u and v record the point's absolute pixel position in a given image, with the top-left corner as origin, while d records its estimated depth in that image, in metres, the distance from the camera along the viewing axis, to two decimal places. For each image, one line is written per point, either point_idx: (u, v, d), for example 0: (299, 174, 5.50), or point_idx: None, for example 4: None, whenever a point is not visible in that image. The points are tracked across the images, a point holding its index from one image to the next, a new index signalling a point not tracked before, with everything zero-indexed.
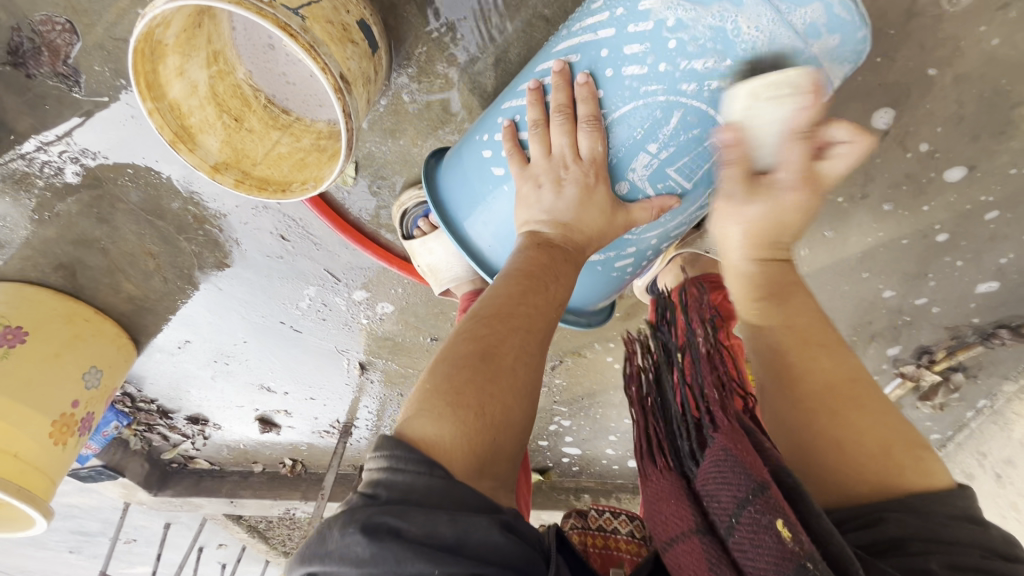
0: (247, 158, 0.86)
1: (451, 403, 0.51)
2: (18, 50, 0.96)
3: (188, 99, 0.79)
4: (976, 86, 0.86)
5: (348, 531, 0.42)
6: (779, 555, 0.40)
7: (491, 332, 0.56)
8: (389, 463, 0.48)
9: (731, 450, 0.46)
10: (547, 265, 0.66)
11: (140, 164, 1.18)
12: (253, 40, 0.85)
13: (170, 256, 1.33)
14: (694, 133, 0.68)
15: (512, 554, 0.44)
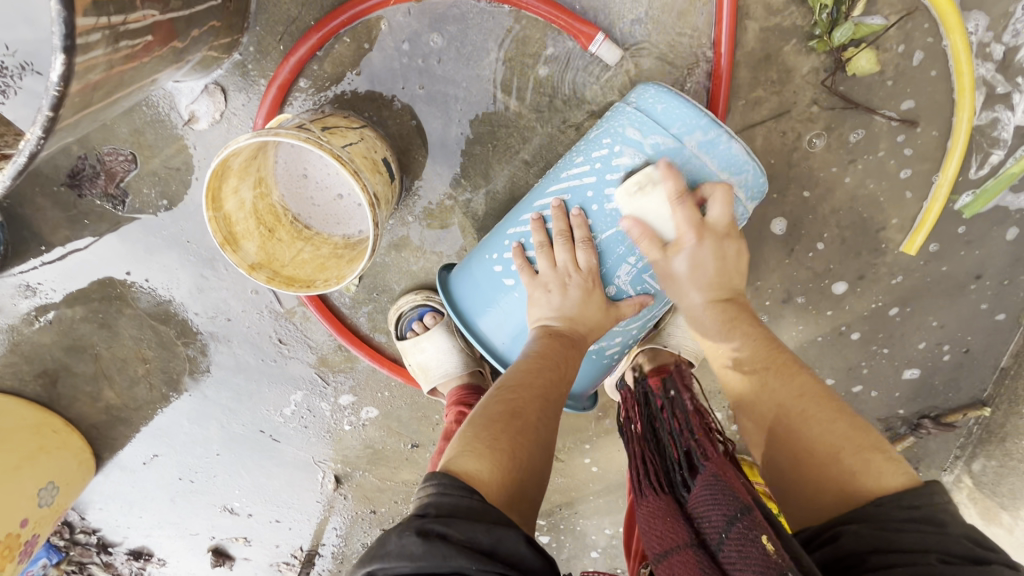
0: (277, 261, 1.00)
1: (490, 450, 0.66)
2: (78, 174, 1.13)
3: (237, 212, 0.95)
4: (848, 211, 1.14)
5: (405, 534, 0.52)
6: (764, 562, 0.51)
7: (517, 399, 0.75)
8: (437, 487, 0.59)
9: (721, 475, 0.66)
10: (559, 350, 0.83)
11: (156, 275, 1.27)
12: (291, 172, 1.08)
13: (162, 361, 1.37)
14: None
15: (535, 565, 0.55)
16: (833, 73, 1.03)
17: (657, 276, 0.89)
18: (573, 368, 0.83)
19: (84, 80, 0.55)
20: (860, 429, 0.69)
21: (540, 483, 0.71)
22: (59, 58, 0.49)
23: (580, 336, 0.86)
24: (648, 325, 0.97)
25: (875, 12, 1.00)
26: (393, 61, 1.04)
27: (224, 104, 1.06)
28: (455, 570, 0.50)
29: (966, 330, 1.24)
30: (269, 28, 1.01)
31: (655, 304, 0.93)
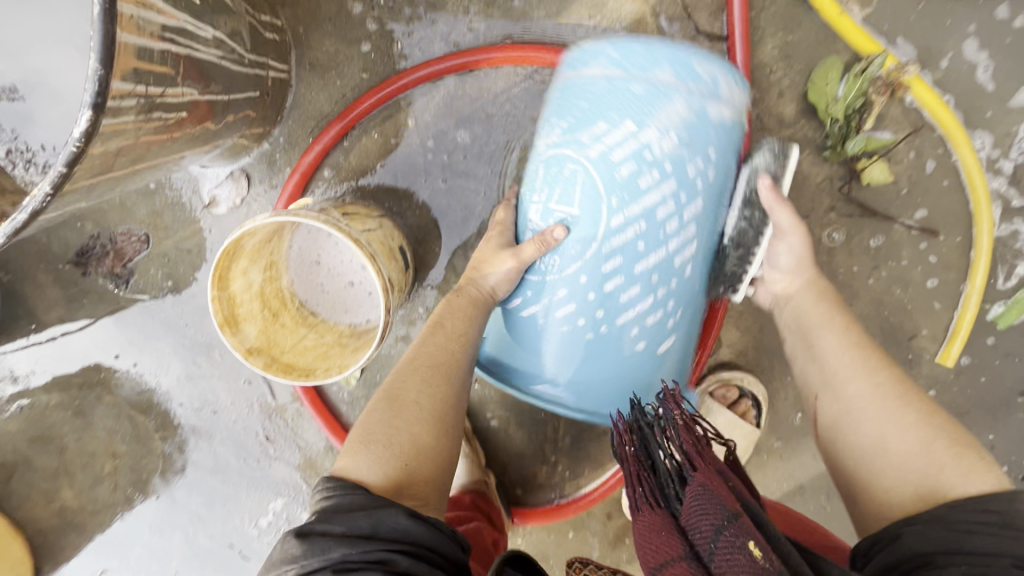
0: (278, 347, 0.94)
1: (368, 443, 0.67)
2: (87, 253, 1.10)
3: (243, 292, 0.91)
4: (876, 317, 1.09)
5: (287, 537, 0.58)
6: (753, 572, 0.42)
7: (399, 379, 0.74)
8: (325, 495, 0.63)
9: (709, 485, 0.50)
10: (452, 313, 0.80)
11: (146, 361, 1.19)
12: (303, 258, 1.06)
13: (133, 458, 1.25)
14: (555, 167, 0.76)
15: (419, 535, 0.59)
16: (849, 182, 1.04)
17: (567, 204, 0.76)
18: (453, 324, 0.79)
19: (107, 144, 0.53)
20: (951, 426, 0.66)
21: (439, 454, 0.69)
22: (87, 114, 0.48)
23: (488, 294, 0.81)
24: (602, 269, 0.76)
25: (884, 127, 1.01)
26: (416, 156, 1.05)
27: (246, 190, 1.06)
28: (336, 559, 0.55)
29: (1018, 453, 1.12)
30: (301, 122, 1.02)
31: (583, 235, 0.76)
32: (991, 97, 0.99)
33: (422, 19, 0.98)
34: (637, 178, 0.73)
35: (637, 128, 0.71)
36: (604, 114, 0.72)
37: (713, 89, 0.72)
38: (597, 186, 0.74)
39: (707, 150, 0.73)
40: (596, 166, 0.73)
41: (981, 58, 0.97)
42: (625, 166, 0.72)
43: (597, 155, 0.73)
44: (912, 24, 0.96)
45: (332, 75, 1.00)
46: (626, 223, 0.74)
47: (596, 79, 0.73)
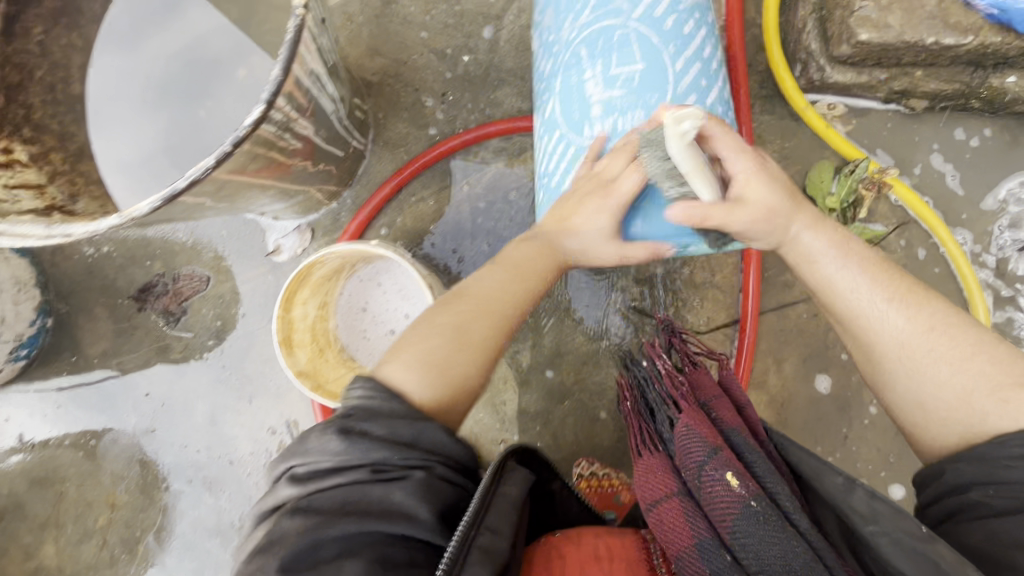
0: (322, 376, 0.98)
1: (422, 361, 0.68)
2: (147, 290, 1.18)
3: (300, 322, 0.97)
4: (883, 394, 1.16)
5: (326, 432, 0.59)
6: (733, 497, 0.59)
7: (461, 308, 0.75)
8: (364, 393, 0.64)
9: (694, 426, 0.66)
10: (520, 255, 0.81)
11: (172, 403, 1.19)
12: (351, 304, 1.10)
13: (132, 510, 1.18)
14: (614, 31, 0.81)
15: (455, 452, 0.63)
16: None
17: (625, 65, 0.80)
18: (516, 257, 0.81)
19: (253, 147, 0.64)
20: (989, 364, 0.65)
21: (478, 385, 0.72)
22: (259, 109, 0.58)
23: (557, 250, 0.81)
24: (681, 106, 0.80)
25: (874, 221, 1.16)
26: (465, 221, 1.18)
27: (309, 242, 1.18)
28: (376, 459, 0.58)
29: None
30: (366, 188, 1.17)
31: (654, 83, 0.80)
32: (963, 201, 1.15)
33: (484, 112, 1.17)
34: (676, 25, 0.81)
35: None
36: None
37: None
38: (653, 40, 0.80)
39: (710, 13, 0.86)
40: (642, 22, 0.81)
41: (948, 169, 1.15)
42: (662, 10, 0.81)
43: (640, 15, 0.81)
44: (886, 137, 1.15)
45: (400, 150, 1.17)
46: (685, 66, 0.81)
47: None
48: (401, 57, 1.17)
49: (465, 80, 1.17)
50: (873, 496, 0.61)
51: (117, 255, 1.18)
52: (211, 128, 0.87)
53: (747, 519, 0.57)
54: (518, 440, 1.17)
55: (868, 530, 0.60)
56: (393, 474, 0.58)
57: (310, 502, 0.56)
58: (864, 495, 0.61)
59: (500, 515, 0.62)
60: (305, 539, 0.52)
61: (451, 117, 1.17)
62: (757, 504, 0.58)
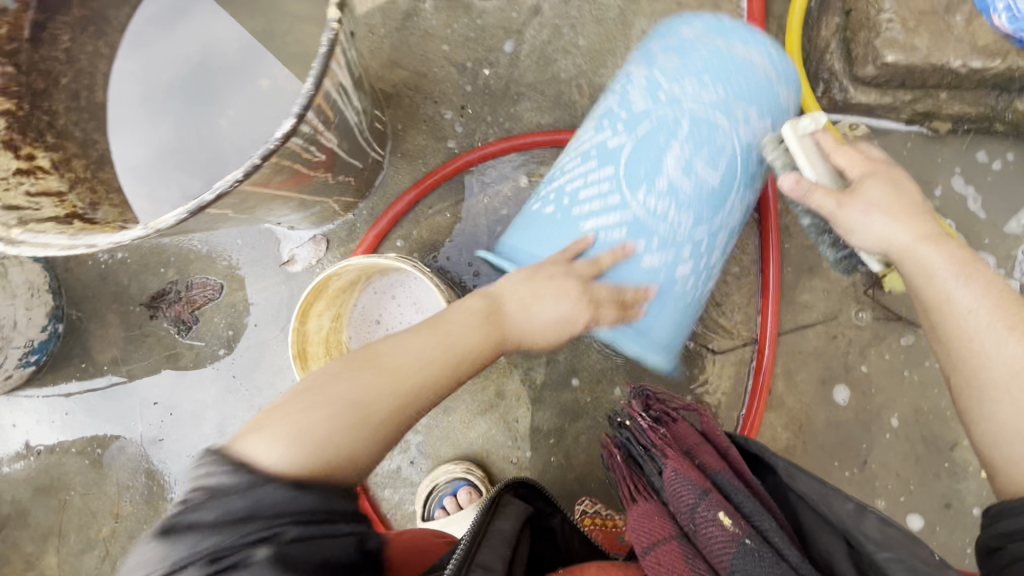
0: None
1: (296, 434, 0.58)
2: (160, 298, 1.17)
3: (314, 334, 0.96)
4: (901, 420, 1.14)
5: (153, 538, 0.51)
6: (726, 538, 0.61)
7: (382, 387, 0.65)
8: (203, 472, 0.55)
9: (681, 470, 0.69)
10: (472, 342, 0.73)
11: (180, 413, 1.17)
12: (365, 316, 1.08)
13: (136, 521, 1.16)
14: (711, 133, 0.74)
15: (309, 504, 0.54)
16: (872, 287, 1.14)
17: (712, 165, 0.74)
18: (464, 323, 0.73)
19: (280, 159, 0.63)
20: None
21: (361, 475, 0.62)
22: (291, 121, 0.57)
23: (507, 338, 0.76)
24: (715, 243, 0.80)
25: None
26: (482, 235, 1.17)
27: (324, 252, 1.17)
28: (206, 549, 0.49)
29: None
30: (383, 200, 1.17)
31: (710, 199, 0.76)
32: (985, 224, 1.13)
33: (503, 126, 1.16)
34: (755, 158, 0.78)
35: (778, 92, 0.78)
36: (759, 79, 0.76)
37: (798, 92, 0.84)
38: (734, 162, 0.76)
39: None
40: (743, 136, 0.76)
41: (969, 191, 1.14)
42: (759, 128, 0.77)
43: (744, 131, 0.75)
44: (909, 157, 1.14)
45: (418, 162, 1.16)
46: (738, 204, 0.80)
47: (753, 57, 0.76)
48: (421, 70, 1.17)
49: (484, 94, 1.17)
50: (885, 522, 0.61)
51: (131, 261, 1.17)
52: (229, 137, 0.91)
53: (745, 557, 0.59)
54: (530, 458, 1.15)
55: (880, 557, 0.59)
56: (231, 557, 0.49)
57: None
58: (875, 522, 0.61)
59: (493, 549, 0.64)
60: None
61: (470, 131, 1.17)
62: (751, 541, 0.60)
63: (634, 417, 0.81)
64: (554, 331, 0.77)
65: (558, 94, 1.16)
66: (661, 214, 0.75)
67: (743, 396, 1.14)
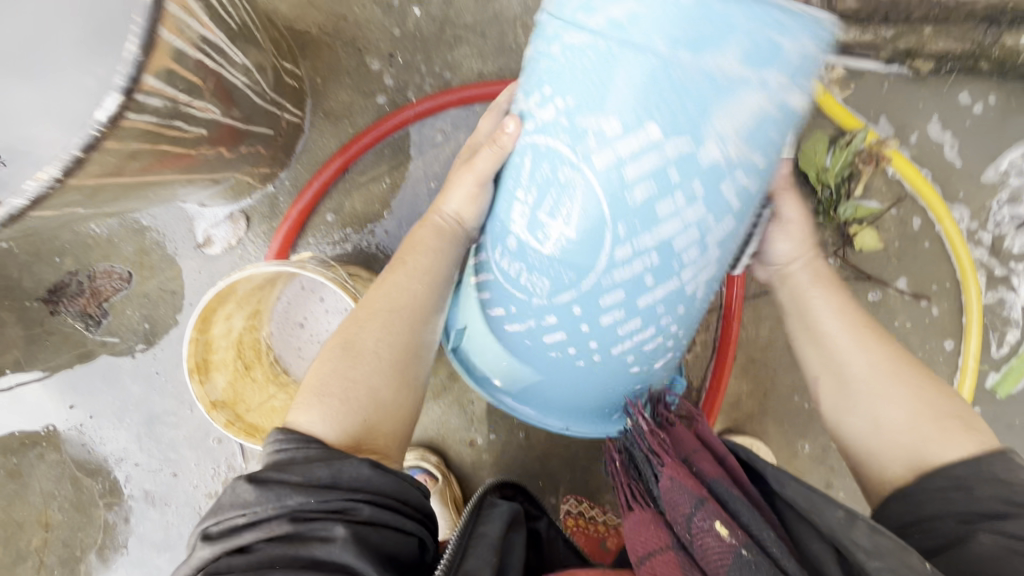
0: (243, 403, 0.87)
1: (319, 397, 0.63)
2: (59, 291, 1.03)
3: (221, 338, 0.85)
4: None
5: (235, 483, 0.55)
6: (724, 549, 0.55)
7: (339, 353, 0.66)
8: (278, 439, 0.60)
9: (677, 476, 0.62)
10: (341, 349, 0.67)
11: (99, 414, 1.06)
12: (289, 316, 1.00)
13: (69, 529, 1.08)
14: (564, 171, 0.52)
15: (384, 484, 0.58)
16: (842, 246, 1.07)
17: (554, 218, 0.54)
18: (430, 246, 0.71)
19: (125, 142, 0.50)
20: (940, 397, 0.62)
21: (391, 419, 0.65)
22: (113, 98, 0.45)
23: (330, 366, 0.65)
24: (599, 304, 0.58)
25: (870, 197, 1.07)
26: (423, 205, 1.04)
27: (244, 231, 1.03)
28: (289, 507, 0.53)
29: None
30: (307, 167, 1.02)
31: (573, 269, 0.56)
32: (960, 172, 1.06)
33: (440, 76, 1.01)
34: (669, 218, 0.50)
35: (654, 50, 0.44)
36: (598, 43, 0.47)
37: (769, 101, 0.46)
38: (604, 216, 0.51)
39: (759, 159, 0.50)
40: (610, 157, 0.48)
41: (946, 138, 1.06)
42: (633, 191, 0.49)
43: (603, 164, 0.49)
44: (886, 102, 1.04)
45: (344, 123, 1.01)
46: (633, 257, 0.53)
47: (650, 42, 0.44)
48: (339, 10, 0.99)
49: (415, 38, 1.00)
50: (877, 530, 0.53)
51: (20, 251, 1.01)
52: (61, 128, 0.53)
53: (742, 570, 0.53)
54: (488, 440, 1.10)
55: (871, 567, 0.52)
56: (314, 523, 0.53)
57: (228, 564, 0.51)
58: (866, 530, 0.53)
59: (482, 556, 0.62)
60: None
61: (401, 84, 1.01)
62: (749, 551, 0.54)
63: (637, 416, 0.73)
64: (337, 380, 0.64)
65: (502, 37, 1.00)
66: (513, 275, 0.63)
67: (709, 359, 1.09)
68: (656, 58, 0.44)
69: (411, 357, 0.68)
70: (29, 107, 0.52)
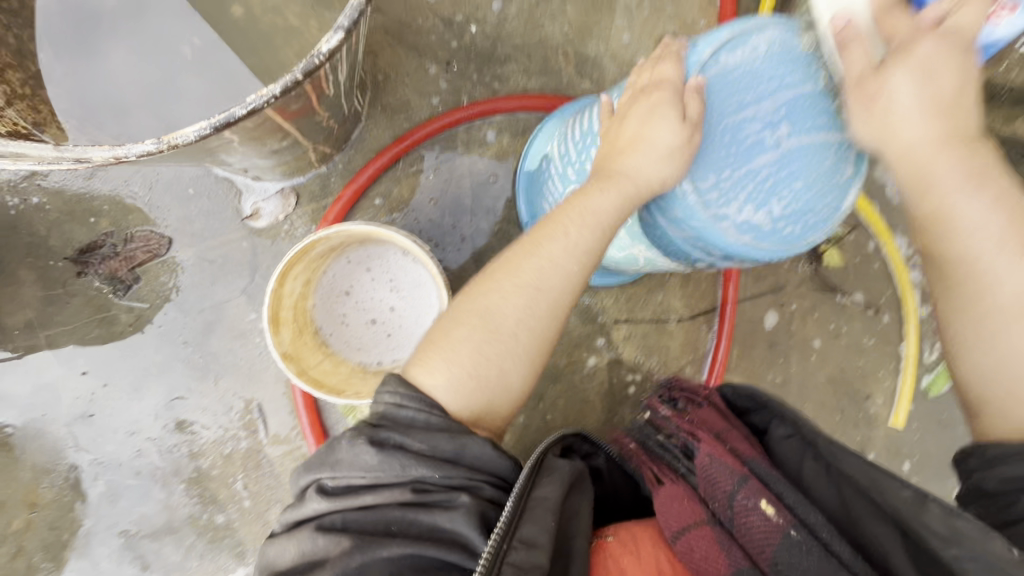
0: (304, 361, 0.92)
1: (450, 366, 0.69)
2: (89, 253, 1.01)
3: (286, 299, 0.90)
4: (832, 380, 1.29)
5: (358, 444, 0.62)
6: (771, 529, 0.66)
7: (468, 322, 0.71)
8: (397, 396, 0.66)
9: (716, 455, 0.73)
10: (463, 322, 0.72)
11: (113, 382, 1.02)
12: (334, 286, 1.02)
13: (58, 509, 1.00)
14: (655, 239, 0.75)
15: (499, 467, 0.67)
16: (814, 261, 1.28)
17: (643, 250, 0.80)
18: (596, 214, 0.71)
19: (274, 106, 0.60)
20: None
21: (519, 394, 0.73)
22: (337, 37, 0.56)
23: (464, 331, 0.71)
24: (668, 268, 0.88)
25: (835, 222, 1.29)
26: (465, 197, 1.13)
27: (293, 208, 1.07)
28: (414, 476, 0.61)
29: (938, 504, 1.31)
30: (360, 154, 1.09)
31: (655, 262, 0.83)
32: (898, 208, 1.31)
33: (490, 86, 1.14)
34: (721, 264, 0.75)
35: (732, 252, 0.67)
36: (721, 134, 0.65)
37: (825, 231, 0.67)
38: (684, 260, 0.77)
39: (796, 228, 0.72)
40: (694, 255, 0.72)
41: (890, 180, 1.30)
42: (734, 234, 0.65)
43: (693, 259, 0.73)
44: None
45: (399, 118, 1.11)
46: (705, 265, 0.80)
47: (743, 238, 0.65)
48: (404, 19, 1.11)
49: (470, 51, 1.13)
50: (950, 513, 0.58)
51: (53, 209, 1.00)
52: (194, 85, 0.84)
53: (788, 549, 0.64)
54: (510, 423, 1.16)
55: (946, 552, 0.58)
56: (440, 496, 0.62)
57: (346, 517, 0.61)
58: (939, 512, 0.58)
59: (537, 522, 0.63)
60: (356, 560, 0.57)
61: (455, 89, 1.12)
62: (795, 531, 0.64)
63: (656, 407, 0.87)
64: (471, 352, 0.70)
65: (545, 60, 1.15)
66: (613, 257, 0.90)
67: (707, 351, 1.22)
68: (742, 243, 0.66)
69: (543, 344, 0.73)
70: (107, 92, 0.83)
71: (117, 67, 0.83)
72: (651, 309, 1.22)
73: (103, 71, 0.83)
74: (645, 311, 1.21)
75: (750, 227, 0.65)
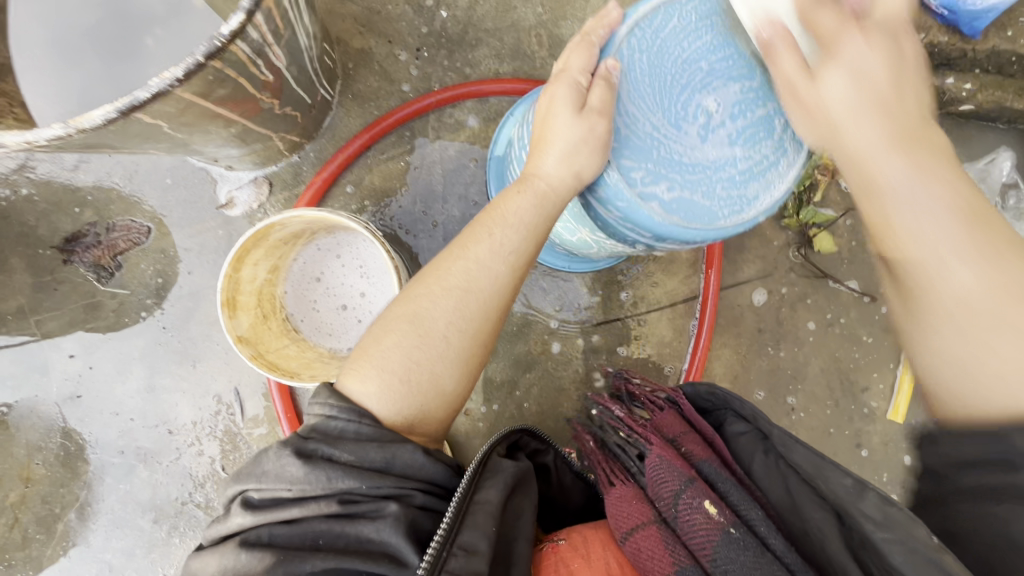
0: (263, 344, 0.94)
1: (379, 373, 0.68)
2: (75, 241, 1.06)
3: (246, 284, 0.92)
4: (825, 371, 1.24)
5: (284, 457, 0.60)
6: (711, 526, 0.60)
7: (398, 327, 0.71)
8: (329, 411, 0.65)
9: (665, 457, 0.67)
10: (394, 327, 0.71)
11: (99, 364, 1.07)
12: (305, 273, 1.04)
13: (51, 484, 1.06)
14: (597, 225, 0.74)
15: (433, 474, 0.65)
16: (803, 246, 1.22)
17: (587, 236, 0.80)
18: (518, 215, 0.72)
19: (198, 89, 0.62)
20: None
21: (455, 400, 0.72)
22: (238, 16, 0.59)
23: (394, 336, 0.70)
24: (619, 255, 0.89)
25: (828, 205, 1.23)
26: (437, 184, 1.13)
27: (266, 197, 1.09)
28: (340, 488, 0.60)
29: None
30: (332, 143, 1.11)
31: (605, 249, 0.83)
32: None
33: (461, 71, 1.13)
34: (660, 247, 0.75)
35: (664, 233, 0.66)
36: (644, 111, 0.66)
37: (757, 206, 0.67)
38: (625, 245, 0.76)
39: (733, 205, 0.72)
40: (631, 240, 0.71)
41: None
42: (662, 213, 0.65)
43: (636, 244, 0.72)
44: None
45: (370, 105, 1.11)
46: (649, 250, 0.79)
47: (673, 216, 0.65)
48: (375, 7, 1.11)
49: (441, 36, 1.12)
50: (887, 501, 0.56)
51: (41, 200, 1.05)
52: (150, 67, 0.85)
53: (729, 546, 0.58)
54: (484, 410, 1.16)
55: (879, 537, 0.55)
56: (368, 504, 0.60)
57: (270, 533, 0.58)
58: (876, 500, 0.56)
59: (477, 527, 0.60)
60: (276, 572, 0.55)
61: (425, 75, 1.12)
62: (735, 531, 0.59)
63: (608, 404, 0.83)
64: (400, 356, 0.69)
65: (517, 43, 1.14)
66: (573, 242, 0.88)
67: (688, 338, 1.19)
68: (672, 223, 0.65)
69: (477, 350, 0.72)
70: (70, 79, 0.85)
71: (84, 60, 0.86)
72: (629, 296, 1.19)
73: (68, 59, 0.86)
74: (623, 299, 1.19)
75: (672, 208, 0.65)
